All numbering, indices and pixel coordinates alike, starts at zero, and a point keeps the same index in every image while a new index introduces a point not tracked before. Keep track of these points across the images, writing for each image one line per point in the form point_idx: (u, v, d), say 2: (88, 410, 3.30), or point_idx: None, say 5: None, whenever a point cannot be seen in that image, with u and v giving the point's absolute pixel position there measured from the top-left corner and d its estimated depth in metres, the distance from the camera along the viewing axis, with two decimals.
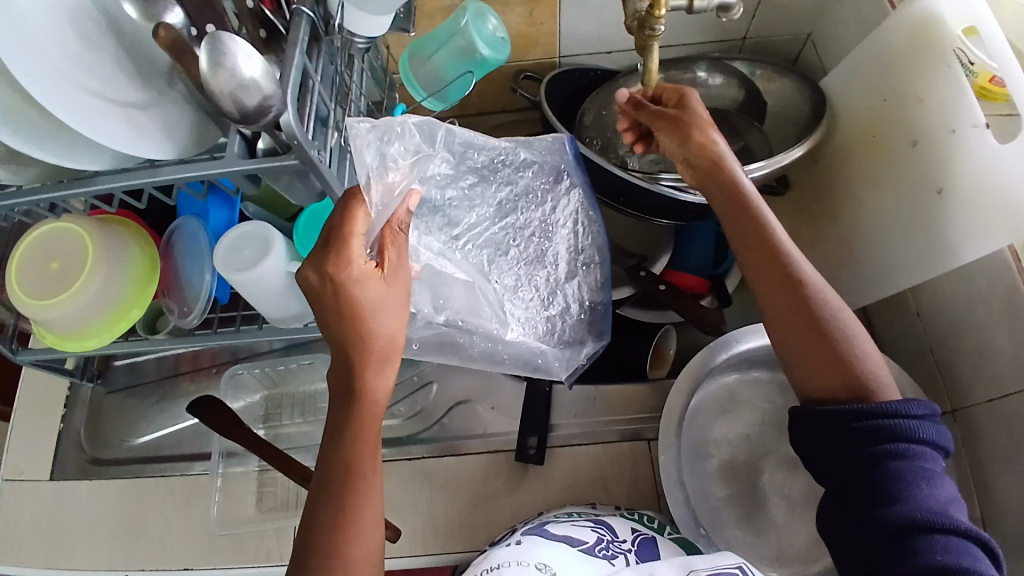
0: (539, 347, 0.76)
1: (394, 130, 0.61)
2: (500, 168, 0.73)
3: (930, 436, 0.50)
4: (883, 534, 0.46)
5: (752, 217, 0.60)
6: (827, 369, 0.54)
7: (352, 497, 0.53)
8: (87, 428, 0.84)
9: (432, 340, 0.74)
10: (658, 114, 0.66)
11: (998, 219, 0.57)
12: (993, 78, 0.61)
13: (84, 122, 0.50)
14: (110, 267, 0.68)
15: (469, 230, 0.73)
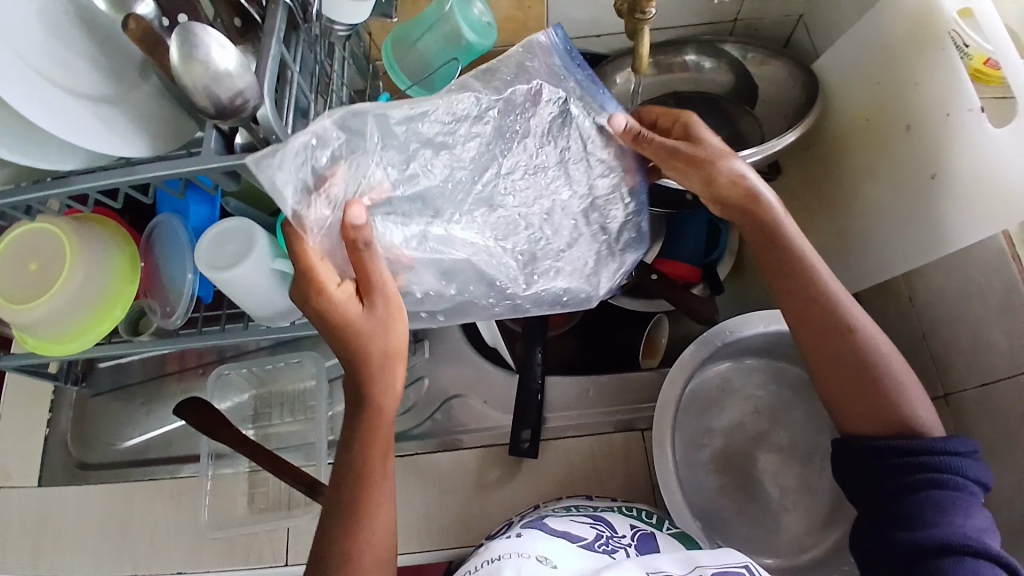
0: (567, 285, 0.70)
1: (320, 141, 0.51)
2: (444, 118, 0.57)
3: (971, 473, 0.52)
4: (909, 553, 0.50)
5: (788, 250, 0.60)
6: (866, 412, 0.57)
7: (371, 505, 0.54)
8: (74, 431, 0.82)
9: (455, 307, 0.69)
10: (672, 150, 0.59)
11: (994, 204, 0.57)
12: (988, 60, 0.60)
13: (54, 120, 0.49)
14: (91, 266, 0.66)
15: (453, 203, 0.63)
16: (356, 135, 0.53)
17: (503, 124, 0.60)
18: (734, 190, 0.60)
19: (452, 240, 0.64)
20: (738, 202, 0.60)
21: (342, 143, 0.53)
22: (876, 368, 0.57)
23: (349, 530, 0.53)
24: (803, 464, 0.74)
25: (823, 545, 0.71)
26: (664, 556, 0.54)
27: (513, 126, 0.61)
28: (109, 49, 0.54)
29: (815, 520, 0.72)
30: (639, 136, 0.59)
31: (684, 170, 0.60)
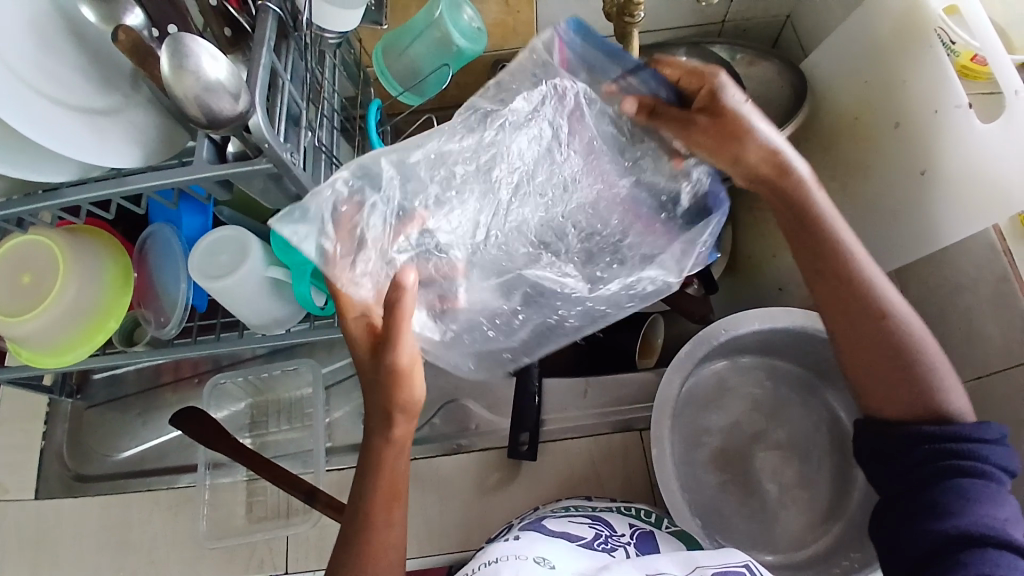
0: (636, 273, 0.62)
1: (355, 195, 0.51)
2: (466, 156, 0.55)
3: (999, 461, 0.51)
4: (930, 542, 0.48)
5: (823, 234, 0.57)
6: (896, 397, 0.54)
7: (379, 528, 0.54)
8: (69, 444, 0.82)
9: (531, 336, 0.67)
10: (690, 123, 0.57)
11: (983, 199, 0.58)
12: (975, 57, 0.60)
13: (47, 134, 0.49)
14: (83, 280, 0.66)
15: (501, 226, 0.60)
16: (375, 181, 0.52)
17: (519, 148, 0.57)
18: (752, 162, 0.57)
19: (507, 261, 0.61)
20: (759, 172, 0.57)
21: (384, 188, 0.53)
22: (913, 351, 0.54)
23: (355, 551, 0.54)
24: (799, 459, 0.75)
25: (823, 540, 0.71)
26: (664, 557, 0.54)
27: (529, 139, 0.57)
28: (100, 60, 0.55)
29: (814, 516, 0.72)
30: (652, 112, 0.58)
31: (696, 137, 0.57)
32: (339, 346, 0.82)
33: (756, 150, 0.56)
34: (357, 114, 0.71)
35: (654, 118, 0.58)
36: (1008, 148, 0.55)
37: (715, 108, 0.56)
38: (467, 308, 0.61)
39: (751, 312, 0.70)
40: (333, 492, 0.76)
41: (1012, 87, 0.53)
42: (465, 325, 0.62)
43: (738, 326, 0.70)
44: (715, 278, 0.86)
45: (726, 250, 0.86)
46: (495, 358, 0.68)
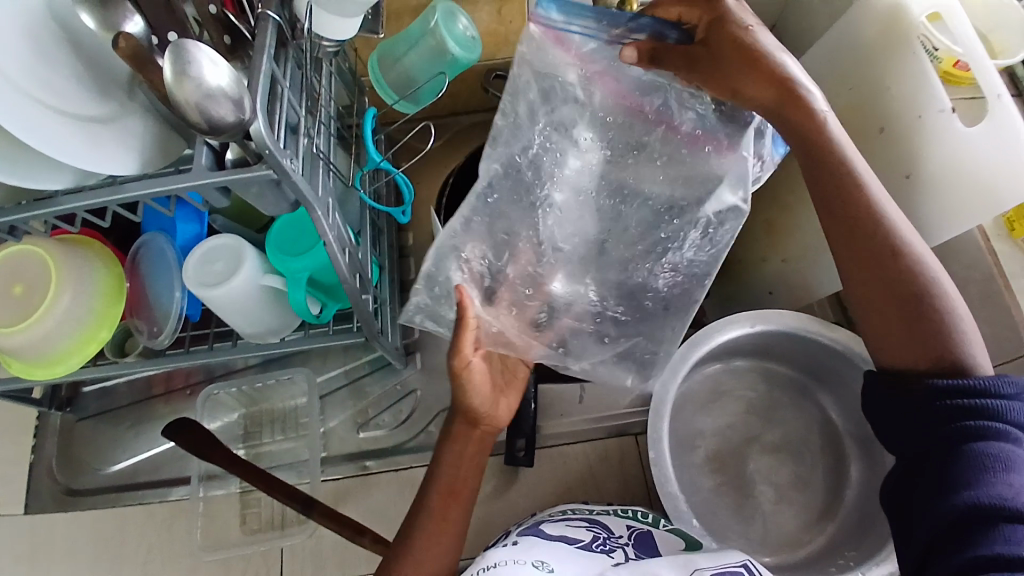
0: (696, 224, 0.61)
1: (441, 274, 0.61)
2: (508, 187, 0.61)
3: (1016, 418, 0.48)
4: (944, 515, 0.46)
5: (836, 166, 0.55)
6: (908, 346, 0.53)
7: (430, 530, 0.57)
8: (59, 457, 0.80)
9: (646, 321, 0.66)
10: (694, 58, 0.54)
11: (969, 200, 0.60)
12: (957, 63, 0.64)
13: (45, 140, 0.49)
14: (76, 289, 0.66)
15: (576, 224, 0.64)
16: (459, 252, 0.61)
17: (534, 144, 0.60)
18: (760, 91, 0.54)
19: (597, 252, 0.64)
20: (763, 102, 0.55)
21: (470, 257, 0.61)
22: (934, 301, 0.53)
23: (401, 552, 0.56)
24: (791, 461, 0.76)
25: (820, 539, 0.71)
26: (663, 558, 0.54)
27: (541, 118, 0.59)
28: (96, 68, 0.55)
29: (808, 517, 0.73)
30: (654, 56, 0.55)
31: (706, 68, 0.54)
32: (334, 355, 0.82)
33: (762, 80, 0.54)
34: (352, 122, 0.71)
35: (659, 60, 0.55)
36: (991, 152, 0.57)
37: (721, 37, 0.54)
38: (580, 313, 0.65)
39: (740, 315, 0.70)
40: (329, 501, 0.76)
41: (994, 91, 0.56)
42: (580, 316, 0.66)
43: (732, 328, 0.70)
44: None
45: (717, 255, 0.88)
46: (636, 359, 0.66)
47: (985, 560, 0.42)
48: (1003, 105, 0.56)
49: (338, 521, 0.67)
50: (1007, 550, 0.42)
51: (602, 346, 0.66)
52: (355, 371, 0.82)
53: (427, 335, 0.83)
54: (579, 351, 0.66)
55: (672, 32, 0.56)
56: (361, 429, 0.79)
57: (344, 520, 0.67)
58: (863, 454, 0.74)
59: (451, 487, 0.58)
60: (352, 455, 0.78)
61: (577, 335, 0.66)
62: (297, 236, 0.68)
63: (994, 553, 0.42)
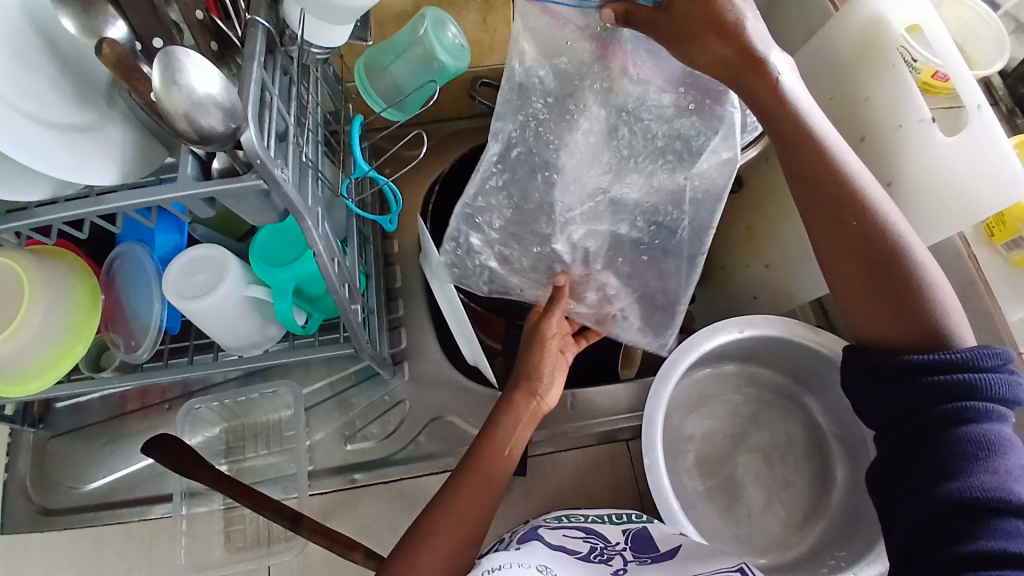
0: (691, 172, 0.63)
1: (459, 237, 0.68)
2: (518, 157, 0.65)
3: (997, 392, 0.49)
4: (935, 508, 0.47)
5: (799, 140, 0.54)
6: (877, 314, 0.54)
7: (466, 494, 0.57)
8: (32, 477, 0.77)
9: (653, 280, 0.70)
10: (656, 28, 0.52)
11: (948, 207, 0.61)
12: (936, 73, 0.64)
13: (24, 150, 0.46)
14: (51, 305, 0.63)
15: (582, 186, 0.66)
16: (470, 221, 0.68)
17: (535, 112, 0.63)
18: (716, 54, 0.51)
19: (606, 210, 0.67)
20: (716, 73, 0.53)
21: (484, 220, 0.68)
22: (906, 261, 0.54)
23: (422, 527, 0.56)
24: (778, 463, 0.77)
25: (808, 541, 0.73)
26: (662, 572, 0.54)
27: (541, 94, 0.62)
28: (75, 74, 0.52)
29: (795, 519, 0.74)
30: (629, 19, 0.53)
31: (673, 34, 0.51)
32: (317, 366, 0.81)
33: (719, 41, 0.51)
34: (340, 129, 0.70)
35: (633, 24, 0.53)
36: (971, 159, 0.58)
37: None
38: (601, 265, 0.70)
39: (715, 325, 0.71)
40: (317, 515, 0.74)
41: (975, 100, 0.57)
42: (606, 261, 0.70)
43: (719, 334, 0.71)
44: (690, 287, 0.90)
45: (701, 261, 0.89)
46: (651, 320, 0.73)
47: (978, 556, 0.43)
48: (982, 116, 0.57)
49: (328, 536, 0.66)
50: (1001, 546, 0.42)
51: (625, 291, 0.71)
52: (340, 382, 0.80)
53: (415, 344, 0.82)
54: (584, 298, 0.71)
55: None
56: (347, 441, 0.77)
57: (334, 536, 0.66)
58: (847, 455, 0.75)
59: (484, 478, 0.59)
60: (338, 468, 0.76)
61: (594, 287, 0.71)
62: (283, 245, 0.67)
63: (988, 549, 0.43)
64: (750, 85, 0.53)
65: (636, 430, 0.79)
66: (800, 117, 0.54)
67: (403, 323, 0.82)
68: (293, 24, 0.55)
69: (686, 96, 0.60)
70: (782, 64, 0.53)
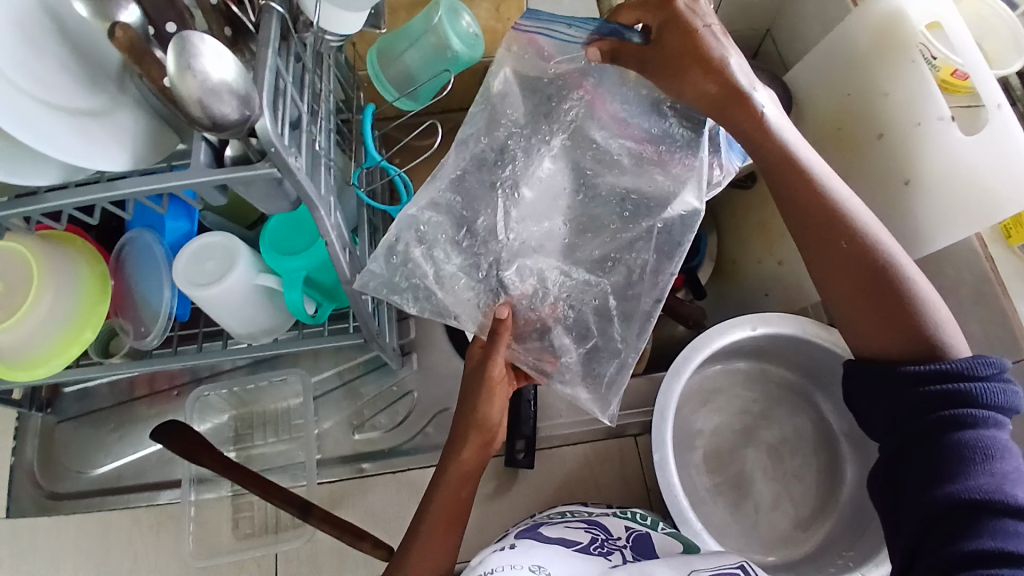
0: (656, 212, 0.61)
1: (399, 244, 0.61)
2: (478, 171, 0.62)
3: (995, 399, 0.47)
4: (930, 513, 0.45)
5: (785, 164, 0.54)
6: (878, 330, 0.52)
7: (431, 536, 0.55)
8: (40, 461, 0.78)
9: (600, 340, 0.63)
10: (642, 65, 0.55)
11: (964, 206, 0.60)
12: (956, 72, 0.63)
13: (33, 131, 0.45)
14: (60, 291, 0.63)
15: (536, 216, 0.62)
16: (416, 232, 0.61)
17: (510, 124, 0.61)
18: (704, 89, 0.53)
19: (559, 245, 0.62)
20: (702, 104, 0.54)
21: (429, 231, 0.61)
22: (896, 275, 0.52)
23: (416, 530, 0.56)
24: (786, 460, 0.77)
25: (816, 538, 0.73)
26: (659, 561, 0.53)
27: (513, 113, 0.61)
28: (85, 57, 0.51)
29: (802, 515, 0.74)
30: (616, 56, 0.56)
31: (658, 69, 0.54)
32: (326, 355, 0.81)
33: (700, 73, 0.52)
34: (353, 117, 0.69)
35: (620, 61, 0.56)
36: (989, 155, 0.58)
37: (673, 32, 0.52)
38: (551, 303, 0.62)
39: (726, 322, 0.70)
40: (326, 504, 0.74)
41: (995, 100, 0.57)
42: (560, 300, 0.62)
43: (733, 330, 0.70)
44: (701, 282, 0.89)
45: (712, 256, 0.89)
46: (594, 379, 0.63)
47: (975, 555, 0.42)
48: (1002, 116, 0.56)
49: (336, 526, 0.66)
50: (999, 545, 0.41)
51: (574, 341, 0.63)
52: (349, 372, 0.80)
53: (423, 335, 0.81)
54: (525, 340, 0.63)
55: (629, 31, 0.55)
56: (356, 431, 0.78)
57: (342, 526, 0.66)
58: (857, 454, 0.75)
59: (456, 494, 0.57)
60: (347, 457, 0.77)
61: (538, 326, 0.62)
62: (293, 234, 0.66)
63: (985, 547, 0.42)
64: (731, 114, 0.54)
65: (644, 425, 0.78)
66: (788, 149, 0.54)
67: (412, 314, 0.81)
68: (308, 10, 0.54)
69: (659, 138, 0.60)
70: (764, 96, 0.54)
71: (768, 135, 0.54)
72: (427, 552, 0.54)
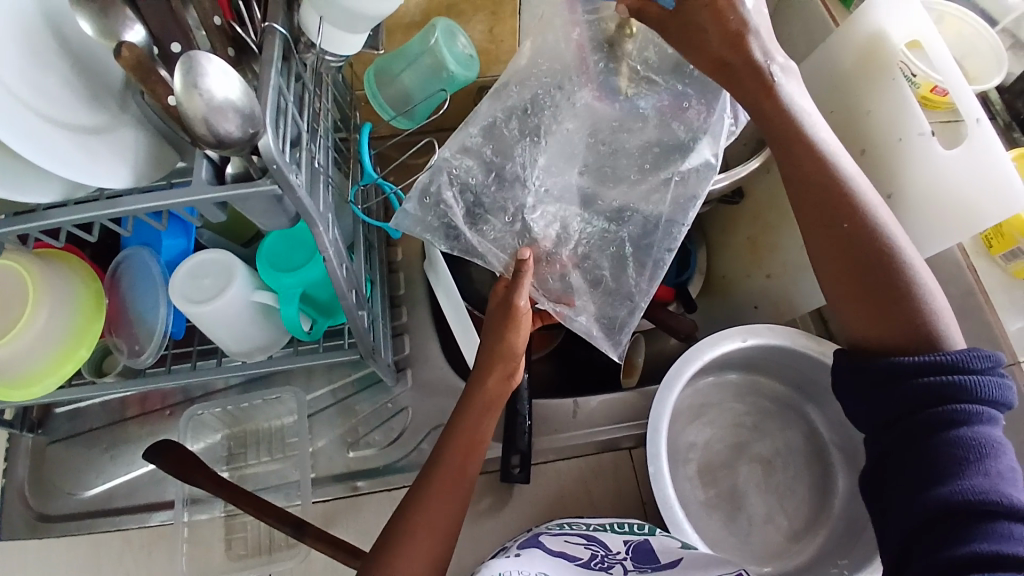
0: (669, 172, 0.61)
1: (432, 185, 0.63)
2: (511, 119, 0.62)
3: (989, 395, 0.49)
4: (925, 510, 0.46)
5: (789, 131, 0.54)
6: (863, 313, 0.53)
7: (450, 470, 0.56)
8: (29, 483, 0.77)
9: (616, 286, 0.64)
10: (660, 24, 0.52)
11: (946, 216, 0.62)
12: (934, 88, 0.65)
13: (36, 148, 0.45)
14: (54, 308, 0.63)
15: (563, 166, 0.63)
16: (448, 174, 0.63)
17: (540, 87, 0.62)
18: (717, 55, 0.51)
19: (583, 193, 0.63)
20: (712, 71, 0.52)
21: (461, 175, 0.63)
22: (896, 267, 0.53)
23: (404, 521, 0.54)
24: (779, 471, 0.78)
25: (809, 549, 0.73)
26: None
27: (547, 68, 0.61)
28: (88, 74, 0.52)
29: (796, 527, 0.75)
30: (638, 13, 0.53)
31: (680, 39, 0.52)
32: (320, 372, 0.81)
33: (718, 37, 0.50)
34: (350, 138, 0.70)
35: (644, 20, 0.53)
36: (968, 169, 0.60)
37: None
38: (571, 248, 0.64)
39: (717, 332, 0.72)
40: (320, 522, 0.74)
41: (973, 115, 0.59)
42: (581, 246, 0.64)
43: (723, 342, 0.72)
44: (692, 297, 0.91)
45: (703, 270, 0.91)
46: (608, 321, 0.64)
47: (973, 558, 0.42)
48: (981, 130, 0.59)
49: (332, 544, 0.66)
50: (994, 548, 0.42)
51: (588, 284, 0.64)
52: (343, 389, 0.80)
53: (418, 350, 0.82)
54: (545, 284, 0.64)
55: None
56: (350, 448, 0.78)
57: (338, 543, 0.66)
58: (847, 464, 0.76)
59: (473, 431, 0.58)
60: (341, 475, 0.77)
61: (558, 272, 0.63)
62: (289, 250, 0.67)
63: (981, 551, 0.43)
64: (744, 87, 0.53)
65: (639, 439, 0.79)
66: (794, 118, 0.54)
67: (407, 330, 0.82)
68: (311, 32, 0.55)
69: (684, 95, 0.60)
70: (782, 67, 0.53)
71: (776, 104, 0.53)
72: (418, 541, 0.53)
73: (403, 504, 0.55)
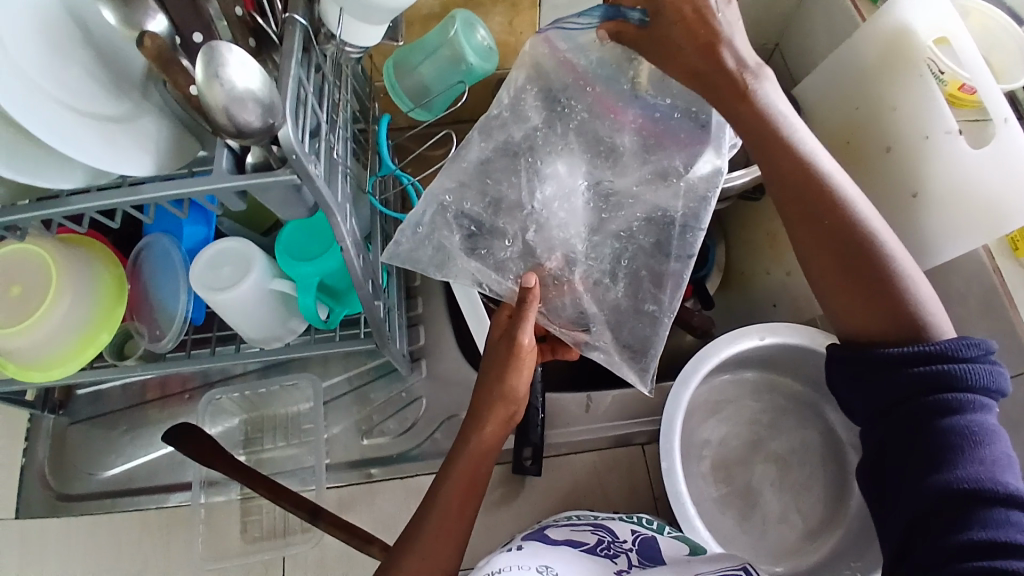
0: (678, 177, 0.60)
1: (426, 218, 0.63)
2: (505, 151, 0.63)
3: (982, 381, 0.46)
4: (922, 501, 0.45)
5: (769, 132, 0.50)
6: (860, 308, 0.50)
7: (454, 494, 0.54)
8: (51, 463, 0.79)
9: (627, 305, 0.62)
10: (638, 46, 0.51)
11: (972, 221, 0.61)
12: (963, 86, 0.63)
13: (60, 137, 0.46)
14: (77, 293, 0.64)
15: (563, 186, 0.62)
16: (443, 207, 0.63)
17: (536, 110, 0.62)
18: (692, 66, 0.49)
19: (588, 217, 0.62)
20: (687, 82, 0.50)
21: (455, 204, 0.63)
22: (884, 256, 0.50)
23: (420, 523, 0.52)
24: (794, 470, 0.77)
25: (823, 548, 0.73)
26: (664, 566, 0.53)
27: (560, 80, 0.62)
28: (111, 64, 0.52)
29: (809, 528, 0.74)
30: (619, 35, 0.52)
31: (658, 57, 0.50)
32: (337, 360, 0.82)
33: (694, 49, 0.48)
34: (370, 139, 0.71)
35: (625, 43, 0.52)
36: (996, 171, 0.59)
37: (671, 14, 0.48)
38: (582, 271, 0.62)
39: (732, 334, 0.71)
40: (334, 507, 0.75)
41: (1001, 114, 0.57)
42: (592, 272, 0.62)
43: (741, 340, 0.71)
44: (710, 292, 0.90)
45: (720, 266, 0.90)
46: (624, 341, 0.63)
47: (968, 547, 0.41)
48: (1008, 130, 0.57)
49: (345, 530, 0.67)
50: (992, 536, 0.41)
51: (599, 301, 0.63)
52: (358, 377, 0.81)
53: (433, 341, 0.82)
54: (559, 312, 0.63)
55: (631, 11, 0.51)
56: (364, 436, 0.78)
57: (351, 529, 0.67)
58: None
59: (479, 455, 0.56)
60: (356, 462, 0.77)
61: (568, 295, 0.63)
62: (308, 239, 0.67)
63: (978, 539, 0.41)
64: (720, 90, 0.49)
65: (652, 434, 0.79)
66: (773, 119, 0.50)
67: (422, 321, 0.83)
68: (331, 24, 0.55)
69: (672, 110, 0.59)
70: (756, 70, 0.50)
71: (754, 107, 0.49)
72: (445, 527, 0.52)
73: (432, 488, 0.55)
